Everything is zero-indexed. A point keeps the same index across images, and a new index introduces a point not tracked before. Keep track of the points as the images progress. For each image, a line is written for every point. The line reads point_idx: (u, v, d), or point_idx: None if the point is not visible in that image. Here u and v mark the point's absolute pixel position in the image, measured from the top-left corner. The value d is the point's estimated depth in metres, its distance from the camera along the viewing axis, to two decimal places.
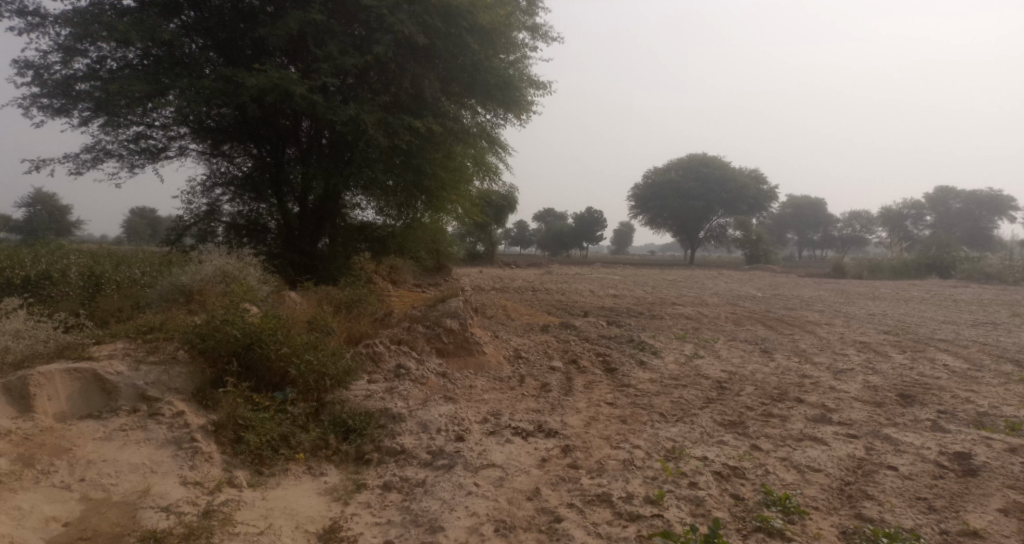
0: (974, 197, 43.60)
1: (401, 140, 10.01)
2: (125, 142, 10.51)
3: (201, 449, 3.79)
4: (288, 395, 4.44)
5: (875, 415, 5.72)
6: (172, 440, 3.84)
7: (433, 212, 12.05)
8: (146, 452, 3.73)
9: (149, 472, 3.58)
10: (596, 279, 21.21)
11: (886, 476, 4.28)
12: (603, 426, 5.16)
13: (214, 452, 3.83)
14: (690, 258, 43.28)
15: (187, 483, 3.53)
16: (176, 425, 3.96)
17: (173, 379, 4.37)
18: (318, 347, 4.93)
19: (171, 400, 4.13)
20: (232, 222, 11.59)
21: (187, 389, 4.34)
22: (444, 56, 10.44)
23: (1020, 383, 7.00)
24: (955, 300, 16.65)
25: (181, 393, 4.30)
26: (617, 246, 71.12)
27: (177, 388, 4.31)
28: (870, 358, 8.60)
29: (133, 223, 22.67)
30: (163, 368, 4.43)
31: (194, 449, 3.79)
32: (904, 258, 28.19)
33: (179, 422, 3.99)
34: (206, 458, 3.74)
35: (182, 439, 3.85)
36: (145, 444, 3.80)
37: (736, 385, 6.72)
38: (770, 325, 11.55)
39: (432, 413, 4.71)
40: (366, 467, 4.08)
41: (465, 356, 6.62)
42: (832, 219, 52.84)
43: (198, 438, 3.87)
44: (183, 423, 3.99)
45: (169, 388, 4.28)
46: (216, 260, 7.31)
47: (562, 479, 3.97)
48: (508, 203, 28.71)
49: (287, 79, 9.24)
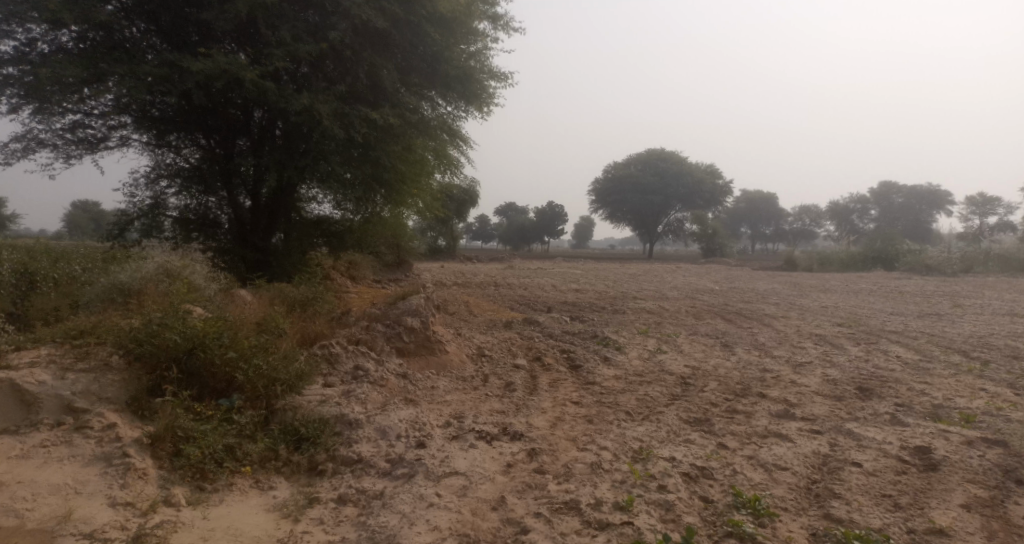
0: (915, 193, 45.28)
1: (358, 132, 9.71)
2: (60, 132, 9.93)
3: (134, 466, 3.51)
4: (234, 402, 4.17)
5: (837, 409, 5.74)
6: (100, 457, 3.55)
7: (393, 207, 11.77)
8: (69, 471, 3.43)
9: (73, 493, 3.30)
10: (558, 274, 21.13)
11: (852, 473, 4.26)
12: (570, 427, 5.03)
13: (149, 468, 3.56)
14: (648, 252, 43.75)
15: (116, 504, 3.26)
16: (106, 439, 3.68)
17: (104, 388, 4.06)
18: (269, 351, 4.66)
19: (100, 412, 3.83)
20: (180, 217, 10.83)
21: (119, 398, 4.04)
22: (403, 45, 10.16)
23: (969, 374, 7.16)
24: (900, 292, 17.14)
25: (113, 403, 3.99)
26: (577, 241, 71.49)
27: (109, 398, 4.01)
28: (827, 351, 8.70)
29: (76, 217, 21.77)
30: (93, 377, 4.11)
31: (126, 466, 3.50)
32: (851, 251, 29.01)
33: (109, 436, 3.69)
34: (139, 475, 3.47)
35: (112, 455, 3.57)
36: (69, 462, 3.50)
37: (701, 381, 6.68)
38: (729, 319, 11.65)
39: (392, 419, 4.51)
40: (320, 479, 3.86)
41: (426, 355, 6.42)
42: (784, 213, 54.17)
43: (131, 453, 3.59)
44: (115, 436, 3.70)
45: (99, 398, 3.98)
46: (159, 258, 6.94)
47: (528, 487, 3.82)
48: (468, 198, 28.40)
49: (235, 67, 8.83)
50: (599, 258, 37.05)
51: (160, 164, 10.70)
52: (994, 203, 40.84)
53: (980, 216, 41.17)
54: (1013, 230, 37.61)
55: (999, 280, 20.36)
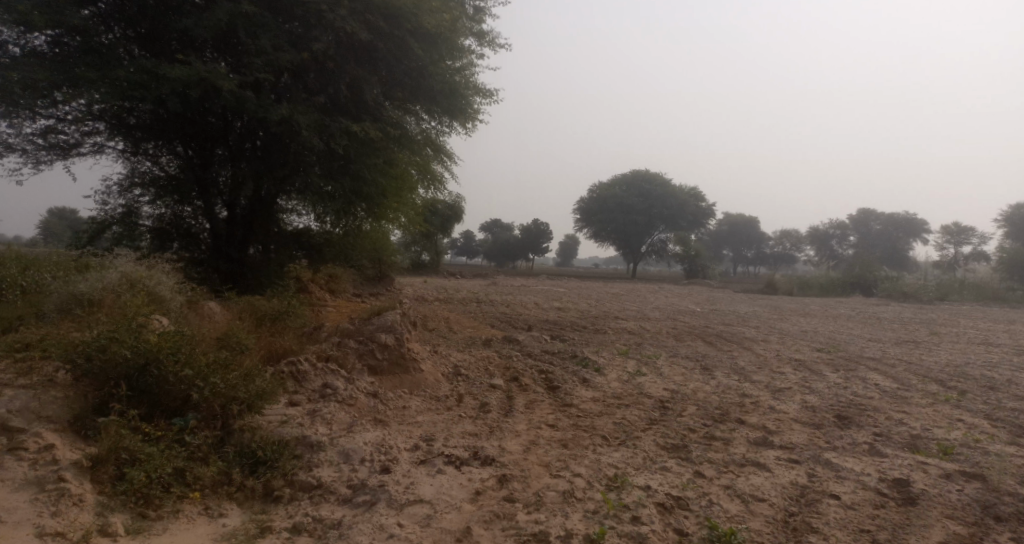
0: (893, 220, 45.99)
1: (338, 144, 9.61)
2: (30, 136, 9.69)
3: (70, 492, 3.31)
4: (188, 422, 4.00)
5: (815, 438, 5.65)
6: (34, 481, 3.34)
7: (374, 220, 11.62)
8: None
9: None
10: (540, 292, 20.95)
11: (830, 506, 4.15)
12: (543, 452, 4.89)
13: (87, 493, 3.37)
14: (632, 271, 43.82)
15: (46, 533, 3.05)
16: (41, 462, 3.47)
17: (45, 407, 3.87)
18: (229, 368, 4.49)
19: (38, 432, 3.64)
20: (154, 226, 10.73)
21: (61, 416, 3.86)
22: (387, 58, 10.09)
23: (947, 404, 7.12)
24: (878, 318, 17.23)
25: (54, 423, 3.81)
26: (562, 259, 71.55)
27: (49, 417, 3.82)
28: (806, 376, 8.64)
29: (52, 223, 21.39)
30: (34, 394, 3.96)
31: (61, 491, 3.31)
32: (830, 275, 29.26)
33: (45, 458, 3.50)
34: (75, 502, 3.28)
35: (46, 479, 3.37)
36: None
37: (679, 405, 6.57)
38: (709, 341, 11.58)
39: (357, 441, 4.40)
40: (275, 506, 3.71)
41: (399, 374, 6.25)
42: (765, 237, 54.72)
43: (67, 477, 3.40)
44: (51, 459, 3.50)
45: (39, 417, 3.79)
46: (124, 268, 6.73)
47: (496, 517, 3.68)
48: (453, 213, 28.27)
49: (213, 75, 8.67)
50: (583, 276, 37.04)
51: (135, 172, 10.49)
52: (969, 233, 41.58)
53: (955, 245, 41.87)
54: (987, 260, 38.25)
55: (974, 309, 20.60)
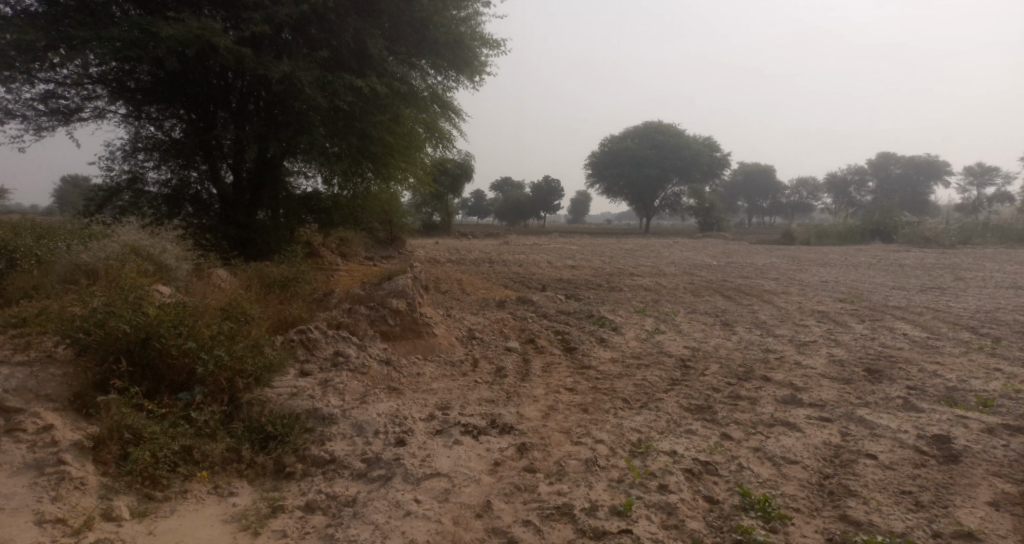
0: (913, 163, 44.73)
1: (342, 101, 9.27)
2: (30, 102, 9.48)
3: (70, 475, 3.18)
4: (194, 397, 3.86)
5: (846, 394, 5.43)
6: (33, 464, 3.23)
7: (382, 182, 11.36)
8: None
9: None
10: (554, 250, 20.65)
11: (867, 467, 3.95)
12: (563, 417, 4.71)
13: (89, 476, 3.24)
14: (644, 226, 43.32)
15: (46, 519, 2.92)
16: (40, 444, 3.34)
17: (43, 386, 3.76)
18: (236, 340, 4.33)
19: (36, 412, 3.52)
20: (161, 192, 10.56)
21: (60, 395, 3.74)
22: (388, 10, 9.69)
23: (981, 353, 6.84)
24: (900, 265, 16.80)
25: (54, 401, 3.70)
26: (574, 216, 71.14)
27: (49, 396, 3.71)
28: (831, 329, 8.38)
29: (67, 192, 21.50)
30: (32, 372, 3.84)
31: (61, 475, 3.18)
32: (848, 223, 28.61)
33: (44, 440, 3.37)
34: (76, 485, 3.15)
35: (46, 462, 3.24)
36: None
37: (701, 363, 6.35)
38: (728, 296, 11.31)
39: (370, 413, 4.25)
40: (287, 483, 3.59)
41: (412, 339, 6.07)
42: (781, 186, 53.72)
43: (67, 460, 3.27)
44: (50, 440, 3.38)
45: (37, 396, 3.68)
46: (127, 238, 6.57)
47: (517, 489, 3.53)
48: (463, 172, 27.84)
49: (208, 33, 8.32)
50: (595, 233, 36.68)
51: (138, 137, 10.28)
52: (992, 174, 40.37)
53: (977, 187, 40.83)
54: (1011, 201, 37.20)
55: (998, 252, 20.03)
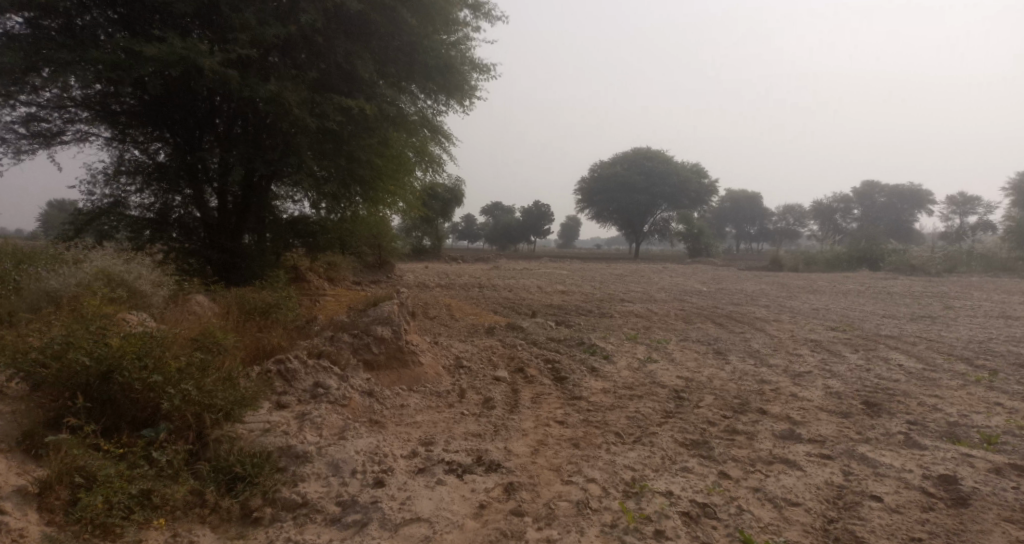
0: (898, 192, 45.20)
1: (330, 122, 9.14)
2: (11, 125, 9.26)
3: (11, 526, 2.90)
4: (157, 434, 3.63)
5: (845, 429, 5.24)
6: None
7: (370, 206, 11.19)
8: None
9: None
10: (543, 274, 20.48)
11: (872, 511, 3.75)
12: (553, 454, 4.47)
13: (32, 525, 2.97)
14: (634, 251, 43.33)
15: None
16: None
17: None
18: (208, 372, 4.10)
19: None
20: (143, 216, 10.30)
21: (9, 435, 3.47)
22: (377, 33, 9.59)
23: (980, 386, 6.68)
24: (889, 293, 16.75)
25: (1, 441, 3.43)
26: (564, 240, 71.41)
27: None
28: (825, 359, 8.20)
29: (53, 214, 21.21)
30: None
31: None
32: (836, 250, 28.65)
33: None
34: (16, 537, 2.87)
35: None
36: None
37: (695, 395, 6.15)
38: (720, 323, 11.13)
39: (348, 450, 4.01)
40: (254, 528, 3.34)
41: (397, 369, 5.83)
42: (768, 213, 54.10)
43: (9, 508, 2.99)
44: None
45: None
46: (100, 263, 6.31)
47: (503, 536, 3.29)
48: (454, 197, 27.69)
49: (193, 54, 8.18)
50: (585, 258, 36.60)
51: (122, 161, 9.97)
52: (975, 203, 40.84)
53: (961, 216, 41.27)
54: (994, 230, 37.52)
55: (985, 281, 20.04)
